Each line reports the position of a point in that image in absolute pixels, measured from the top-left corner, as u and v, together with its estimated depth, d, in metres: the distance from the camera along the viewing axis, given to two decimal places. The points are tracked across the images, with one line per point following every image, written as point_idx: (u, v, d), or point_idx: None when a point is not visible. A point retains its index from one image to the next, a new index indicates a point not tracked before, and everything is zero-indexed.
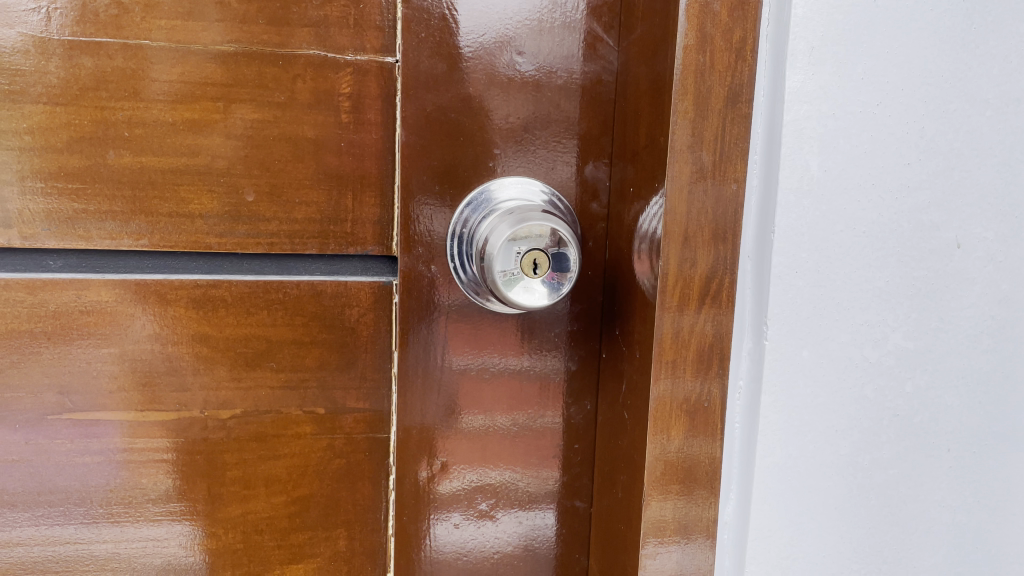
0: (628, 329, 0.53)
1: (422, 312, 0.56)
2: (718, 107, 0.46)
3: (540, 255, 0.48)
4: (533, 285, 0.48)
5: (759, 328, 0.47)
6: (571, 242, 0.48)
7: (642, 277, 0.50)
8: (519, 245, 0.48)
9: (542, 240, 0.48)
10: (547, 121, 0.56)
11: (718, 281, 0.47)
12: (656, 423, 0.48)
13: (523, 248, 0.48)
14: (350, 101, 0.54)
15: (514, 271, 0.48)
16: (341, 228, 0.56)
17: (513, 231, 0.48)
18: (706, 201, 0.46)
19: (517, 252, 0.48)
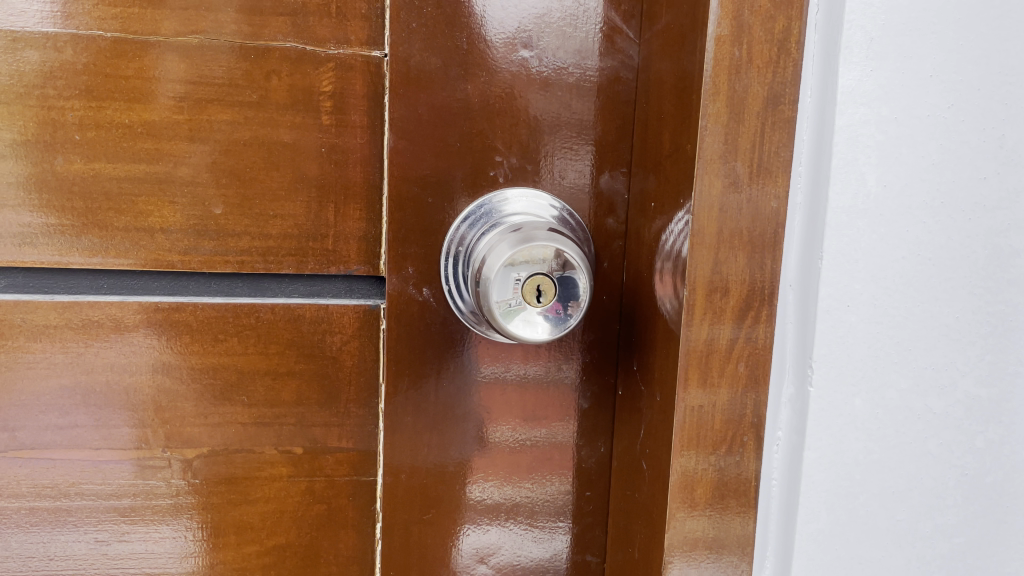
0: (647, 364, 0.46)
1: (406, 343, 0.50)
2: (756, 109, 0.38)
3: (544, 280, 0.41)
4: (534, 318, 0.41)
5: (802, 372, 0.40)
6: (580, 266, 0.41)
7: (664, 301, 0.43)
8: (517, 271, 0.41)
9: (545, 265, 0.41)
10: (558, 125, 0.49)
11: (751, 316, 0.40)
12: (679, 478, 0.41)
13: (523, 274, 0.41)
14: (332, 101, 0.48)
15: (512, 300, 0.41)
16: (322, 245, 0.49)
17: (511, 255, 0.41)
18: (742, 219, 0.39)
19: (515, 281, 0.41)
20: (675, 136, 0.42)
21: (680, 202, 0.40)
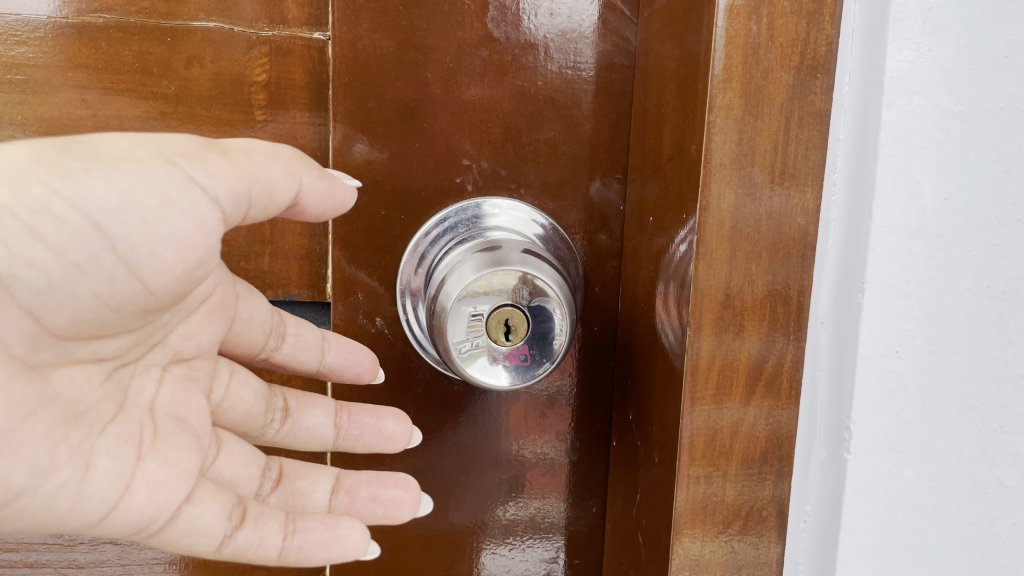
0: (642, 415, 0.38)
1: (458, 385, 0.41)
2: (780, 99, 0.30)
3: (512, 312, 0.34)
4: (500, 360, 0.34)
5: (837, 435, 0.32)
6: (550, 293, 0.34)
7: (665, 330, 0.35)
8: (476, 301, 0.33)
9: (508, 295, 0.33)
10: (537, 121, 0.40)
11: (773, 367, 0.31)
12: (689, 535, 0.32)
13: (483, 308, 0.33)
14: (266, 93, 0.40)
15: (472, 341, 0.33)
16: (255, 266, 0.41)
17: (467, 284, 0.33)
18: (762, 241, 0.31)
19: (474, 313, 0.33)
20: (677, 132, 0.33)
21: (684, 217, 0.32)
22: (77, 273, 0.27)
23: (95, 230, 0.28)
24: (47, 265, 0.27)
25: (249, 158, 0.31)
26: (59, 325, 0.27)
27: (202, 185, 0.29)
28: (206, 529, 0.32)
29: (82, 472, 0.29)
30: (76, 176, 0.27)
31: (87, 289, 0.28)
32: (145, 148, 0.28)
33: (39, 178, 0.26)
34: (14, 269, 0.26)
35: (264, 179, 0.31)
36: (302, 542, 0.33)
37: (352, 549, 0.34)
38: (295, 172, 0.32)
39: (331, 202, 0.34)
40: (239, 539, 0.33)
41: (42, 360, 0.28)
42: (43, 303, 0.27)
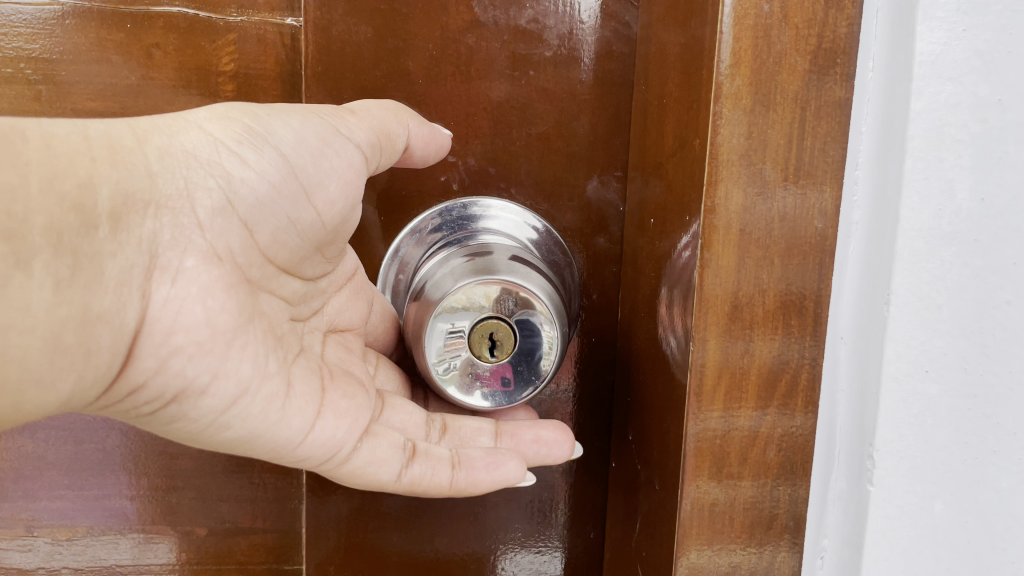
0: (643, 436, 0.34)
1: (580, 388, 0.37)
2: (794, 86, 0.26)
3: (497, 325, 0.31)
4: (487, 376, 0.31)
5: (859, 463, 0.28)
6: (538, 302, 0.31)
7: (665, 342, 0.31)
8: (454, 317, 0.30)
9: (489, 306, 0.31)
10: (529, 115, 0.36)
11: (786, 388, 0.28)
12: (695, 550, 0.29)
13: (462, 323, 0.30)
14: (235, 84, 0.37)
15: (453, 358, 0.31)
16: None
17: (443, 299, 0.30)
18: (774, 247, 0.27)
19: (453, 329, 0.31)
20: (678, 125, 0.30)
21: (688, 220, 0.28)
22: (274, 195, 0.28)
23: (282, 162, 0.28)
24: (257, 187, 0.28)
25: (368, 113, 0.31)
26: (266, 245, 0.28)
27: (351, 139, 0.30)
28: (391, 460, 0.31)
29: (282, 393, 0.28)
30: (257, 121, 0.28)
31: (283, 216, 0.28)
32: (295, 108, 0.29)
33: (237, 120, 0.28)
34: (234, 181, 0.27)
35: (387, 127, 0.32)
36: (469, 473, 0.32)
37: (516, 473, 0.32)
38: (403, 119, 0.32)
39: (439, 148, 0.34)
40: (414, 472, 0.32)
41: (253, 276, 0.28)
42: (251, 218, 0.27)
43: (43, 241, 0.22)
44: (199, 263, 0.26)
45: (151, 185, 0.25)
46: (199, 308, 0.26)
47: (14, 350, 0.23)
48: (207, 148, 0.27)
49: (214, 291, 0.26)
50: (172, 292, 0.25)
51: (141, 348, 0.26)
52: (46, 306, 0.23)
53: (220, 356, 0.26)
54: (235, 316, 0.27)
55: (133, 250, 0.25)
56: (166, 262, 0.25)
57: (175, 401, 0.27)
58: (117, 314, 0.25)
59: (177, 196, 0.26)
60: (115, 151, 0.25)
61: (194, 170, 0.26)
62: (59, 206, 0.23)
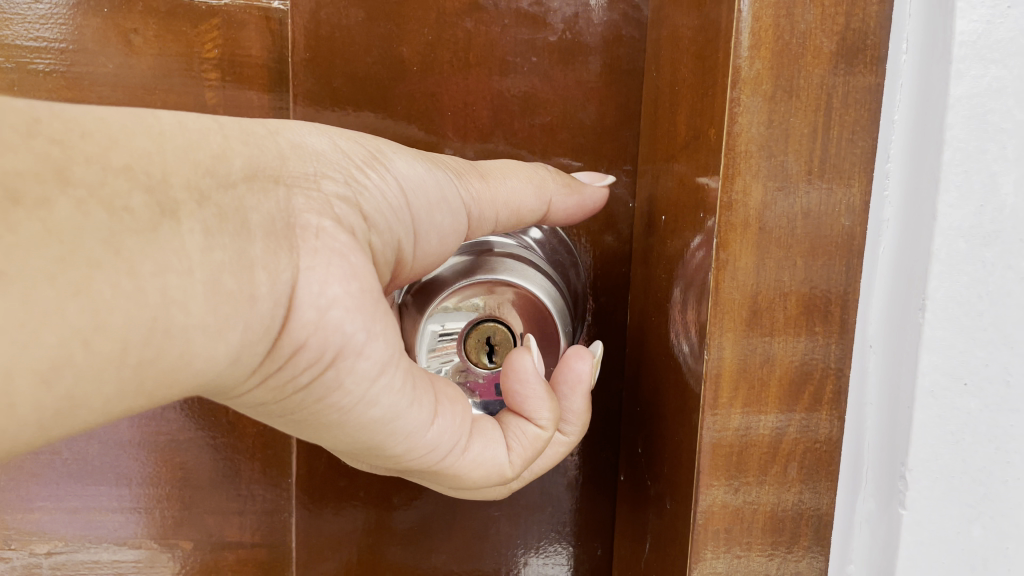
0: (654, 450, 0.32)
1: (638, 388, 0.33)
2: (819, 70, 0.24)
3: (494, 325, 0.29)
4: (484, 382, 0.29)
5: (889, 484, 0.26)
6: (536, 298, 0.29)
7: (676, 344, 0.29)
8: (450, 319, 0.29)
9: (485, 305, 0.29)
10: (532, 104, 0.34)
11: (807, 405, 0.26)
12: (710, 551, 0.27)
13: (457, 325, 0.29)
14: (219, 72, 0.34)
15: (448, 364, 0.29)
16: None
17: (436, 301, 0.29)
18: (796, 246, 0.25)
19: (445, 332, 0.29)
20: (691, 114, 0.27)
21: (700, 217, 0.26)
22: (395, 211, 0.24)
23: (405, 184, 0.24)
24: (383, 196, 0.23)
25: (501, 181, 0.28)
26: (379, 253, 0.23)
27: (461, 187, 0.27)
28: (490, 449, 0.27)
29: (413, 377, 0.23)
30: (382, 151, 0.24)
31: (398, 238, 0.24)
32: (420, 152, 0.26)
33: (362, 144, 0.24)
34: (361, 182, 0.23)
35: (501, 182, 0.28)
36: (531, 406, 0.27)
37: (533, 368, 0.26)
38: (544, 194, 0.29)
39: (573, 214, 0.30)
40: (517, 447, 0.27)
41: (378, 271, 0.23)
42: (376, 211, 0.23)
43: (186, 196, 0.18)
44: (333, 239, 0.21)
45: (280, 165, 0.21)
46: (340, 274, 0.21)
47: (176, 292, 0.17)
48: (334, 152, 0.23)
49: (354, 251, 0.21)
50: (313, 266, 0.20)
51: (300, 300, 0.20)
52: (201, 257, 0.18)
53: (371, 317, 0.21)
54: (377, 289, 0.22)
55: (271, 207, 0.20)
56: (305, 226, 0.21)
57: (334, 366, 0.21)
58: (272, 276, 0.19)
59: (304, 180, 0.21)
60: (246, 133, 0.21)
61: (323, 165, 0.22)
62: (194, 169, 0.18)
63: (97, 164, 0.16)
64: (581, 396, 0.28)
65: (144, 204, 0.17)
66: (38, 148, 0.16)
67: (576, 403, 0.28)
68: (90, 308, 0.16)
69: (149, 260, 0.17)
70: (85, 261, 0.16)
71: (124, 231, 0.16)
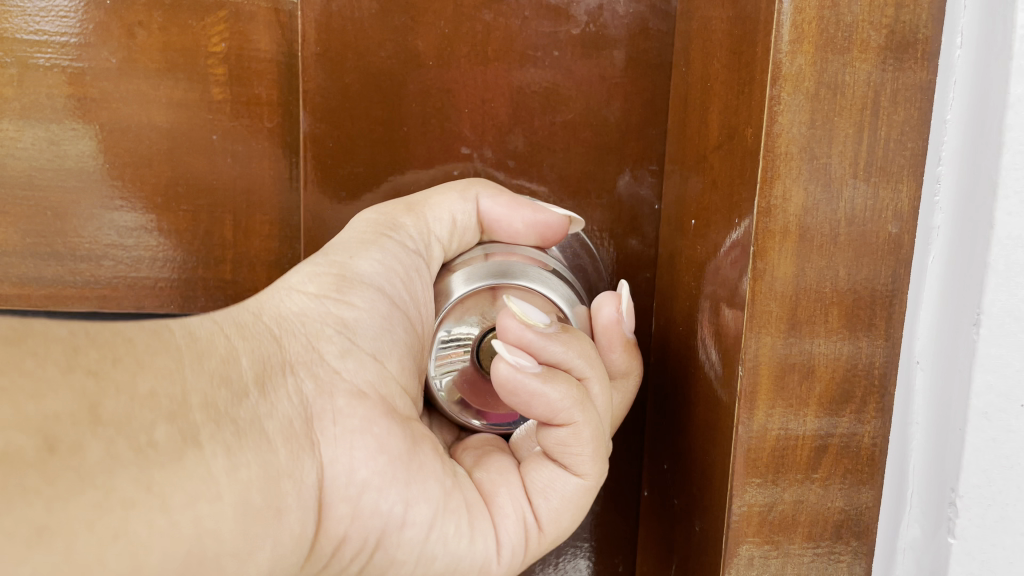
0: (681, 466, 0.30)
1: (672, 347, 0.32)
2: (866, 67, 0.22)
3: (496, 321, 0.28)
4: None
5: (937, 510, 0.24)
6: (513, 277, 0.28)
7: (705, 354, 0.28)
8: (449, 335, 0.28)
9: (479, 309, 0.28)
10: (553, 101, 0.32)
11: (848, 427, 0.25)
12: (749, 546, 0.25)
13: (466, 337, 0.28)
14: (226, 67, 0.33)
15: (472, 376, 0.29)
16: (216, 273, 0.34)
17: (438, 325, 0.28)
18: (838, 254, 0.23)
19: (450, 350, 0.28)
20: (725, 113, 0.25)
21: (735, 227, 0.24)
22: (386, 330, 0.27)
23: (384, 294, 0.27)
24: (371, 325, 0.26)
25: (426, 205, 0.30)
26: (399, 374, 0.27)
27: (413, 243, 0.29)
28: (557, 474, 0.28)
29: (465, 512, 0.26)
30: (347, 269, 0.27)
31: (398, 349, 0.27)
32: (352, 225, 0.28)
33: (326, 272, 0.26)
34: (350, 324, 0.26)
35: (429, 212, 0.29)
36: (544, 399, 0.25)
37: (513, 368, 0.25)
38: (470, 195, 0.30)
39: (540, 232, 0.30)
40: (576, 460, 0.27)
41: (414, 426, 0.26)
42: (379, 352, 0.26)
43: (203, 417, 0.20)
44: (350, 401, 0.24)
45: (281, 350, 0.24)
46: (368, 441, 0.24)
47: (209, 520, 0.19)
48: (313, 308, 0.25)
49: (375, 421, 0.24)
50: (338, 433, 0.24)
51: (331, 494, 0.23)
52: (228, 477, 0.20)
53: (404, 482, 0.24)
54: (404, 438, 0.25)
55: (287, 409, 0.23)
56: (320, 410, 0.23)
57: (380, 544, 0.24)
58: (296, 471, 0.22)
59: (305, 354, 0.24)
60: (242, 325, 0.23)
61: (310, 328, 0.25)
62: (210, 381, 0.21)
63: (125, 395, 0.19)
64: (576, 350, 0.26)
65: (167, 434, 0.19)
66: (77, 382, 0.18)
67: (580, 360, 0.27)
68: (128, 550, 0.17)
69: (179, 488, 0.19)
70: (121, 502, 0.17)
71: (154, 463, 0.18)
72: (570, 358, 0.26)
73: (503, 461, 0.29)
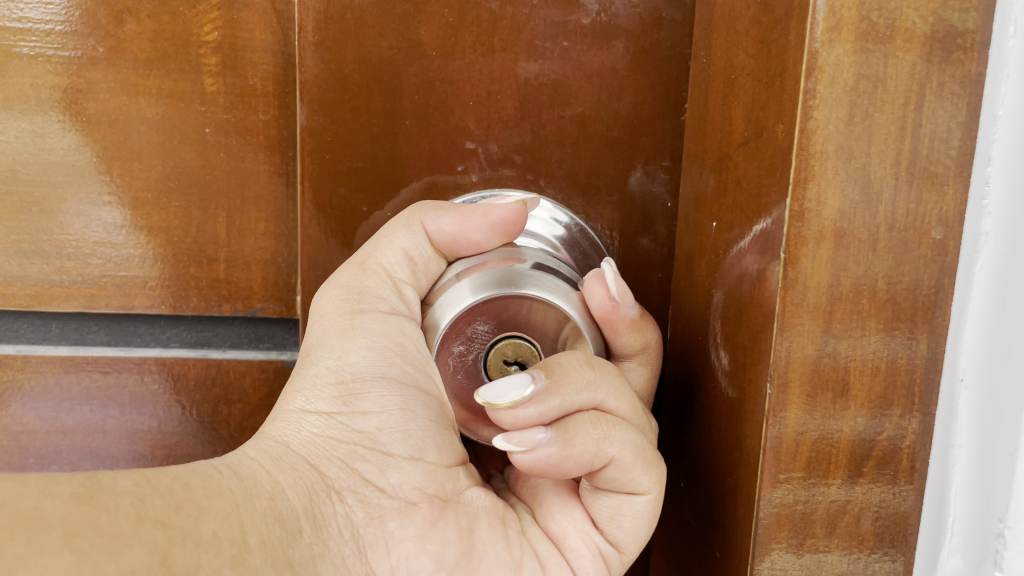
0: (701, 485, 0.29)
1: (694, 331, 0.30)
2: (911, 57, 0.21)
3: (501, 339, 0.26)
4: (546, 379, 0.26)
5: (984, 542, 0.22)
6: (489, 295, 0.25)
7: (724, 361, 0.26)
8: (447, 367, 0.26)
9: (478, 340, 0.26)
10: (562, 93, 0.31)
11: (892, 438, 0.23)
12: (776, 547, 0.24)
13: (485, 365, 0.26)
14: (219, 57, 0.31)
15: None
16: (209, 272, 0.33)
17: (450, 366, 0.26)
18: (875, 261, 0.22)
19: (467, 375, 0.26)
20: (751, 107, 0.24)
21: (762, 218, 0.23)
22: (411, 419, 0.26)
23: (393, 380, 0.26)
24: (395, 423, 0.26)
25: (378, 254, 0.27)
26: (440, 461, 0.26)
27: (387, 302, 0.26)
28: (621, 499, 0.27)
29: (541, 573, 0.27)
30: (343, 368, 0.25)
31: (427, 443, 0.26)
32: (321, 313, 0.26)
33: (325, 379, 0.25)
34: (371, 432, 0.25)
35: (382, 259, 0.27)
36: (573, 455, 0.25)
37: (529, 454, 0.25)
38: (413, 224, 0.27)
39: (501, 231, 0.27)
40: (634, 481, 0.27)
41: (469, 501, 0.27)
42: (416, 449, 0.26)
43: (263, 562, 0.21)
44: (399, 520, 0.25)
45: (322, 476, 0.24)
46: (424, 558, 0.25)
47: None
48: (323, 424, 0.25)
49: (428, 531, 0.25)
50: (393, 559, 0.25)
51: None
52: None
53: None
54: (458, 544, 0.26)
55: (339, 550, 0.24)
56: (372, 538, 0.25)
57: None
58: None
59: (345, 478, 0.25)
60: (276, 458, 0.24)
61: (326, 457, 0.25)
62: (264, 523, 0.22)
63: (191, 542, 0.20)
64: (573, 388, 0.25)
65: None
66: (147, 532, 0.19)
67: (587, 393, 0.26)
68: None
69: None
70: None
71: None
72: (572, 402, 0.25)
73: (562, 493, 0.29)
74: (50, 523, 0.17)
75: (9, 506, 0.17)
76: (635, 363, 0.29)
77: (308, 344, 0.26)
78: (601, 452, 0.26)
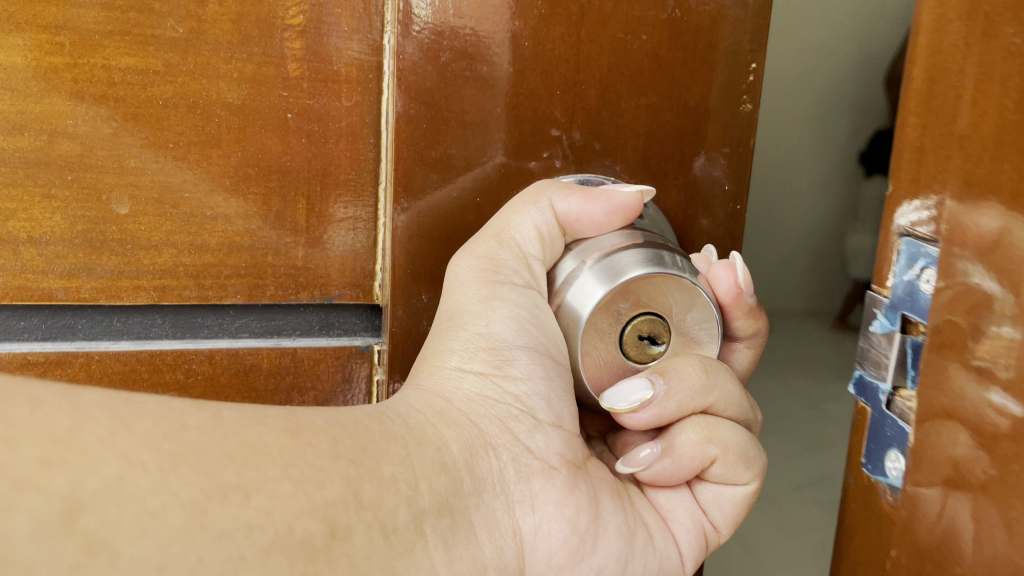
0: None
1: (891, 368, 0.24)
2: None
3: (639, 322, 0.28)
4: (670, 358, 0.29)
5: None
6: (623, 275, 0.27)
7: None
8: (594, 344, 0.28)
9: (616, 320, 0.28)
10: (640, 84, 0.33)
11: None
12: None
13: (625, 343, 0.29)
14: (304, 40, 0.31)
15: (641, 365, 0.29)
16: (287, 261, 0.32)
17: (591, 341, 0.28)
18: None
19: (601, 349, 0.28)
20: None
21: None
22: (553, 388, 0.30)
23: (536, 350, 0.29)
24: (540, 391, 0.30)
25: (514, 232, 0.30)
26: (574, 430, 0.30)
27: (520, 276, 0.30)
28: (733, 481, 0.32)
29: (647, 538, 0.31)
30: (495, 337, 0.29)
31: (564, 412, 0.30)
32: (462, 280, 0.30)
33: (478, 345, 0.29)
34: (520, 395, 0.29)
35: (515, 234, 0.30)
36: (684, 463, 0.31)
37: (647, 468, 0.31)
38: (541, 201, 0.30)
39: (621, 214, 0.30)
40: (742, 468, 0.32)
41: (593, 472, 0.31)
42: (557, 417, 0.30)
43: (429, 505, 0.25)
44: (543, 481, 0.29)
45: (481, 433, 0.28)
46: (560, 521, 0.29)
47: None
48: (482, 385, 0.29)
49: (565, 494, 0.29)
50: (535, 518, 0.28)
51: (535, 558, 0.28)
52: (446, 569, 0.25)
53: (593, 543, 0.29)
54: (588, 511, 0.29)
55: (489, 501, 0.27)
56: (520, 495, 0.28)
57: None
58: (502, 560, 0.27)
59: (500, 436, 0.28)
60: (440, 412, 0.28)
61: (483, 415, 0.28)
62: (431, 467, 0.25)
63: (375, 479, 0.23)
64: (687, 394, 0.29)
65: (404, 520, 0.24)
66: (341, 467, 0.22)
67: (699, 397, 0.30)
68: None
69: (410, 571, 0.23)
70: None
71: (394, 546, 0.23)
72: (686, 406, 0.30)
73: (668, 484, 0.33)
74: (272, 452, 0.21)
75: (244, 437, 0.21)
76: (743, 346, 0.33)
77: (454, 310, 0.30)
78: (706, 453, 0.31)
